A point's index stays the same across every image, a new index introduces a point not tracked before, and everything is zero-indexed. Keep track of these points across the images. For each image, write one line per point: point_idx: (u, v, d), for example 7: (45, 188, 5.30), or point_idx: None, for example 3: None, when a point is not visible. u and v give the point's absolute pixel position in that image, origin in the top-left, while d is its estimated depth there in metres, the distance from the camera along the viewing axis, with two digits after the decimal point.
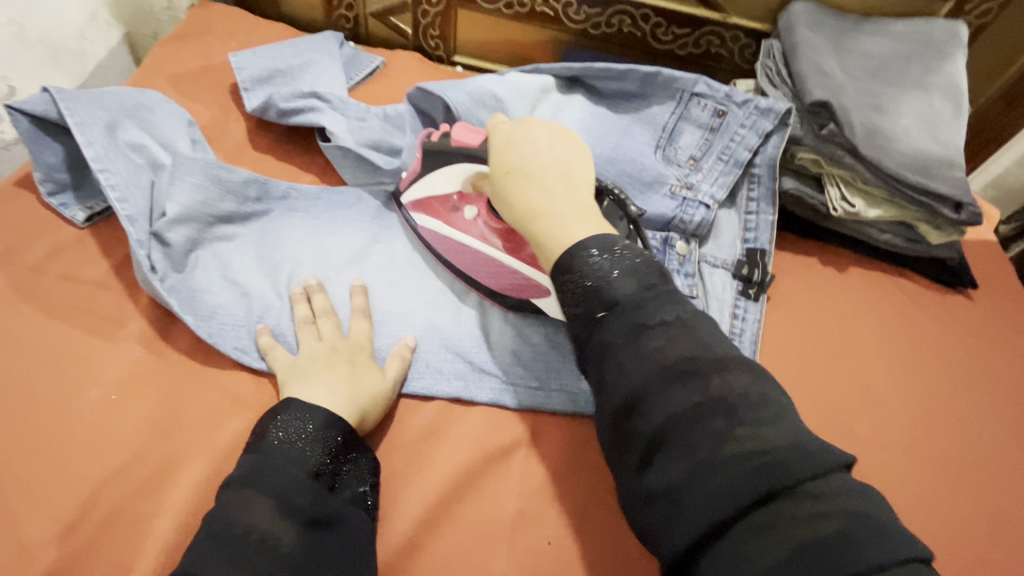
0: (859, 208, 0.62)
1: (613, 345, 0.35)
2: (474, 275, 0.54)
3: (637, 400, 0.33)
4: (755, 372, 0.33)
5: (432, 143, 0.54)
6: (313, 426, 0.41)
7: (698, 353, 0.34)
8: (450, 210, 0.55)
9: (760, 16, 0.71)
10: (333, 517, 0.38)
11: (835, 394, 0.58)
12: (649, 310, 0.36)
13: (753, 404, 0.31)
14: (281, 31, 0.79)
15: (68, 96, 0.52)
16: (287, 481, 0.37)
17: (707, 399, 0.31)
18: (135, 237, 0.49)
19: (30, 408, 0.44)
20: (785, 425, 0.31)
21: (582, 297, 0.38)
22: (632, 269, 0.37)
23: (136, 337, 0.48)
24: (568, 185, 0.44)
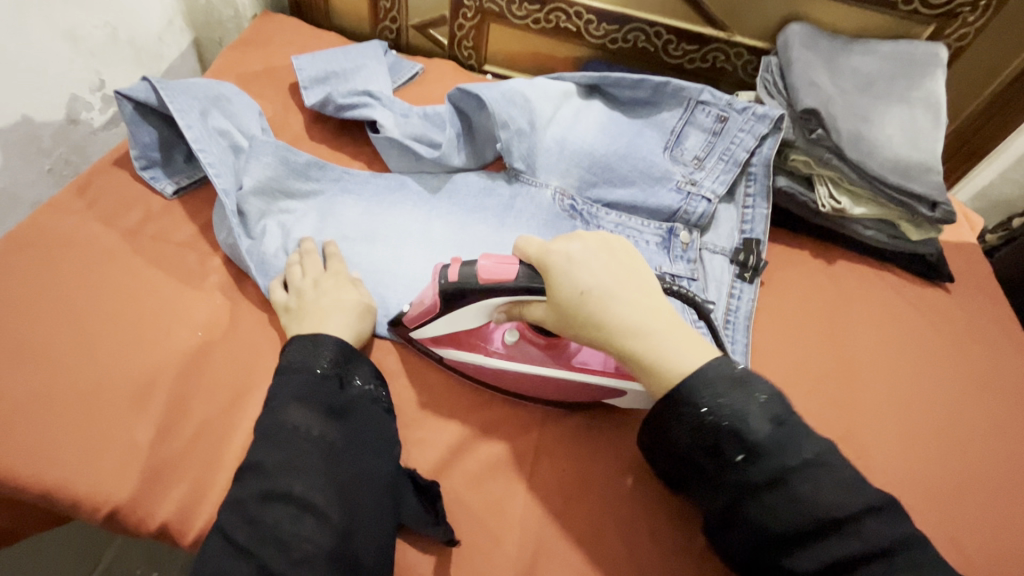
0: (845, 205, 0.69)
1: (756, 490, 0.41)
2: (526, 388, 0.55)
3: (791, 541, 0.41)
4: (883, 509, 0.41)
5: (452, 284, 0.50)
6: (317, 347, 0.49)
7: (840, 499, 0.40)
8: (482, 339, 0.55)
9: (761, 34, 0.80)
10: (344, 409, 0.47)
11: (820, 369, 0.65)
12: (786, 455, 0.41)
13: (890, 537, 0.40)
14: (333, 39, 0.89)
15: (166, 87, 0.61)
16: (298, 385, 0.46)
17: (854, 547, 0.39)
18: (230, 207, 0.59)
19: (131, 338, 0.52)
20: (917, 564, 0.39)
21: (709, 438, 0.42)
22: (769, 412, 0.41)
23: (217, 289, 0.57)
24: (650, 300, 0.45)
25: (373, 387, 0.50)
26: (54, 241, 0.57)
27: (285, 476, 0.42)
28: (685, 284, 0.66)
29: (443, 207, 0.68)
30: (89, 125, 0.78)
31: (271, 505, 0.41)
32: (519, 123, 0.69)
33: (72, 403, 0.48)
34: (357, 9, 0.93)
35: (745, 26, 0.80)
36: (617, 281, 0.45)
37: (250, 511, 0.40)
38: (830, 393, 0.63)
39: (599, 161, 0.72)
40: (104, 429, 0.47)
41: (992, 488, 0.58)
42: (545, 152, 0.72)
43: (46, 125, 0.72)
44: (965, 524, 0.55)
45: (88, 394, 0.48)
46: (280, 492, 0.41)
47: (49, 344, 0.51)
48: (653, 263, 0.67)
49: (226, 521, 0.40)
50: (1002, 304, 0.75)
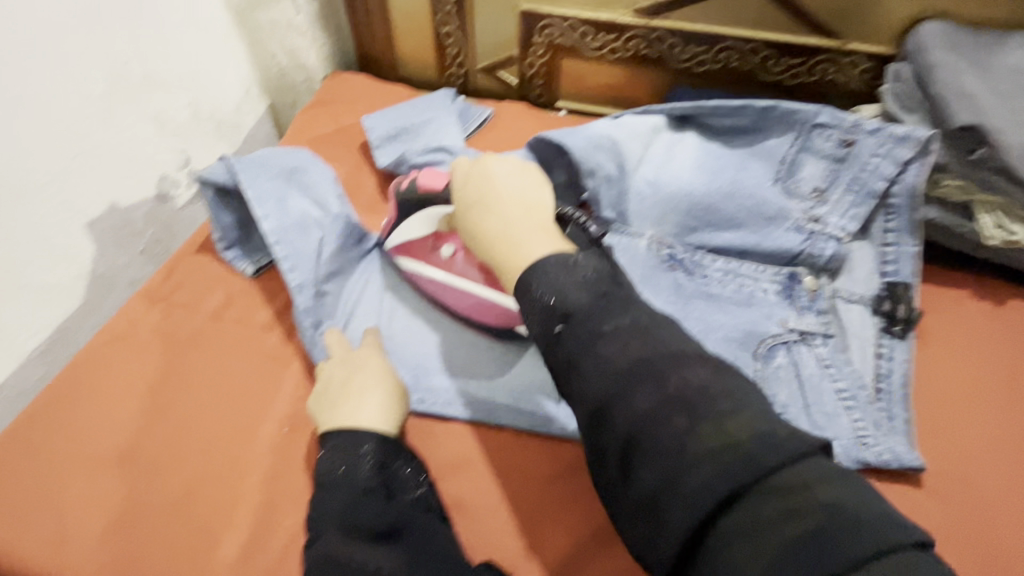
0: (1021, 236, 0.56)
1: (571, 358, 0.36)
2: (471, 311, 0.56)
3: (607, 405, 0.33)
4: (707, 365, 0.34)
5: (401, 191, 0.59)
6: (366, 450, 0.44)
7: (650, 356, 0.34)
8: (429, 250, 0.57)
9: (884, 38, 0.69)
10: (394, 525, 0.40)
11: (1010, 445, 0.51)
12: (601, 321, 0.36)
13: (711, 396, 0.32)
14: (403, 93, 0.87)
15: (244, 169, 0.60)
16: (342, 507, 0.40)
17: (666, 399, 0.32)
18: (303, 305, 0.56)
19: (219, 439, 0.50)
20: (751, 412, 0.31)
21: (539, 314, 0.38)
22: (588, 282, 0.38)
23: (299, 378, 0.54)
24: (526, 213, 0.46)
25: (412, 484, 0.45)
26: (144, 333, 0.57)
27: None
28: (820, 344, 0.56)
29: None
30: (176, 202, 0.79)
31: None
32: (607, 169, 0.63)
33: (164, 516, 0.46)
34: (425, 58, 0.91)
35: (860, 30, 0.69)
36: (507, 188, 0.48)
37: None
38: None
39: (699, 203, 0.63)
40: (196, 547, 0.44)
41: None
42: (636, 196, 0.64)
43: (136, 207, 0.73)
44: None
45: (179, 505, 0.46)
46: None
47: (141, 448, 0.49)
48: (775, 319, 0.58)
49: None
50: None
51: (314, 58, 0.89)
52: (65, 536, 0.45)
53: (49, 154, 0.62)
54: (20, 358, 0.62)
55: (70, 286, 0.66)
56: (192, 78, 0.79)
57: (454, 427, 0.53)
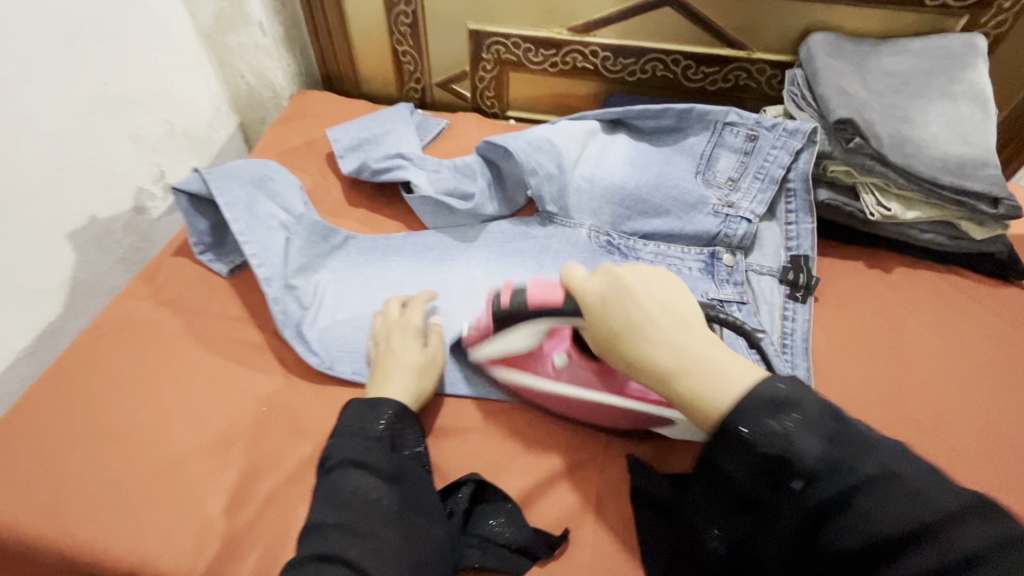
0: (896, 211, 0.66)
1: (821, 516, 0.34)
2: (588, 409, 0.54)
3: (872, 567, 0.33)
4: (985, 513, 0.31)
5: (502, 309, 0.51)
6: (384, 410, 0.50)
7: (915, 515, 0.32)
8: (536, 360, 0.53)
9: (784, 48, 0.80)
10: (397, 472, 0.47)
11: (890, 384, 0.61)
12: (846, 477, 0.34)
13: (1013, 565, 0.30)
14: (365, 107, 0.95)
15: (214, 177, 0.65)
16: (355, 450, 0.47)
17: (957, 571, 0.30)
18: (271, 294, 0.61)
19: (201, 416, 0.55)
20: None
21: (760, 467, 0.36)
22: (817, 429, 0.35)
23: (275, 361, 0.60)
24: (690, 333, 0.42)
25: (414, 447, 0.51)
26: (128, 329, 0.61)
27: (348, 542, 0.42)
28: (736, 310, 0.64)
29: (482, 258, 0.70)
30: (153, 213, 0.85)
31: (325, 565, 0.40)
32: (548, 168, 0.70)
33: (153, 483, 0.51)
34: (384, 75, 0.98)
35: (763, 42, 0.80)
36: (660, 307, 0.43)
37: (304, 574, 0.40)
38: (914, 415, 0.59)
39: (631, 194, 0.72)
40: (183, 507, 0.50)
41: None
42: (575, 191, 0.73)
43: (115, 219, 0.78)
44: None
45: (167, 474, 0.51)
46: (331, 553, 0.41)
47: (129, 428, 0.54)
48: (699, 291, 0.66)
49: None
50: None
51: (280, 77, 0.95)
52: (62, 507, 0.50)
53: (34, 169, 0.67)
54: (9, 360, 0.67)
55: (53, 292, 0.71)
56: (166, 98, 0.85)
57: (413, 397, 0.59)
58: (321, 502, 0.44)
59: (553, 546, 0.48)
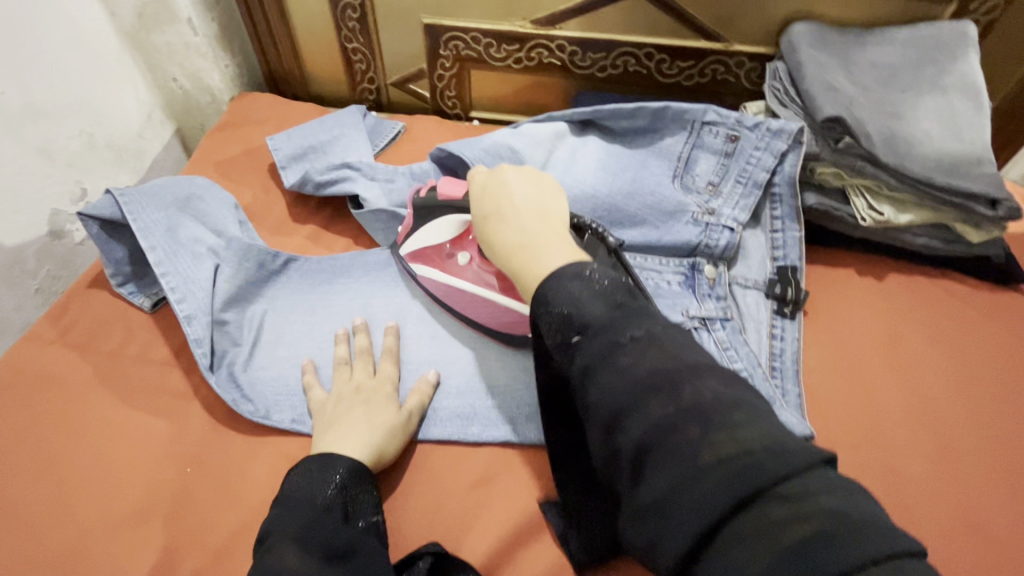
0: (889, 215, 0.61)
1: (586, 367, 0.34)
2: (478, 318, 0.54)
3: (613, 415, 0.32)
4: (725, 378, 0.32)
5: (420, 199, 0.57)
6: (334, 472, 0.42)
7: (666, 364, 0.32)
8: (445, 256, 0.56)
9: (764, 39, 0.74)
10: (348, 548, 0.38)
11: (890, 406, 0.56)
12: (618, 330, 0.34)
13: (726, 407, 0.30)
14: (314, 111, 0.86)
15: (128, 199, 0.57)
16: (298, 524, 0.38)
17: (680, 409, 0.30)
18: (193, 336, 0.53)
19: (114, 482, 0.47)
20: (763, 425, 0.29)
21: (557, 325, 0.36)
22: (603, 292, 0.36)
23: (203, 413, 0.52)
24: (543, 222, 0.45)
25: (374, 516, 0.43)
26: (31, 380, 0.53)
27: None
28: (719, 329, 0.59)
29: None
30: (73, 236, 0.76)
31: None
32: None
33: (56, 572, 0.43)
34: (334, 75, 0.90)
35: (741, 32, 0.74)
36: (523, 200, 0.47)
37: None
38: (916, 439, 0.54)
39: (603, 204, 0.65)
40: None
41: None
42: None
43: (25, 246, 0.69)
44: None
45: (72, 556, 0.44)
46: None
47: (30, 501, 0.46)
48: (679, 308, 0.60)
49: None
50: None
51: (218, 79, 0.87)
52: None
53: None
54: None
55: None
56: (83, 105, 0.76)
57: None
58: None
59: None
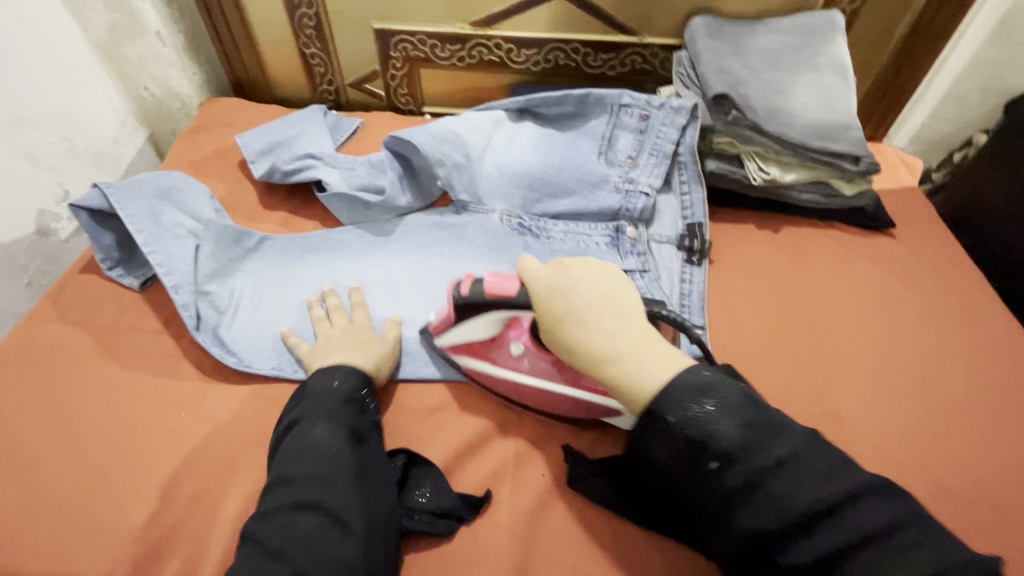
0: (776, 175, 0.73)
1: (737, 495, 0.41)
2: (539, 403, 0.57)
3: (781, 540, 0.39)
4: (875, 495, 0.39)
5: (465, 297, 0.54)
6: (345, 376, 0.54)
7: (822, 492, 0.39)
8: (494, 349, 0.57)
9: (671, 32, 0.85)
10: (361, 429, 0.51)
11: (779, 332, 0.67)
12: (762, 457, 0.40)
13: (886, 529, 0.38)
14: (278, 112, 0.95)
15: (115, 191, 0.65)
16: (323, 409, 0.51)
17: (846, 535, 0.38)
18: (181, 301, 0.61)
19: (118, 429, 0.55)
20: (925, 549, 0.37)
21: (688, 450, 0.42)
22: (735, 415, 0.41)
23: (191, 369, 0.60)
24: (623, 323, 0.47)
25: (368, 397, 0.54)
26: (35, 351, 0.60)
27: (318, 490, 0.46)
28: (638, 278, 0.69)
29: (401, 249, 0.72)
30: (59, 234, 0.82)
31: (301, 513, 0.44)
32: (455, 158, 0.73)
33: (72, 500, 0.51)
34: (295, 79, 0.98)
35: (651, 26, 0.85)
36: (595, 299, 0.48)
37: (282, 519, 0.44)
38: (798, 356, 0.65)
39: (537, 178, 0.75)
40: (101, 519, 0.50)
41: (952, 413, 0.60)
42: (485, 179, 0.76)
43: (15, 243, 0.76)
44: (947, 463, 0.57)
45: (83, 488, 0.51)
46: (306, 501, 0.45)
47: (43, 447, 0.54)
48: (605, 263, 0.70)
49: (259, 533, 0.43)
50: (946, 241, 0.77)
51: (186, 87, 0.94)
52: None
53: None
54: None
55: None
56: (63, 115, 0.82)
57: None
58: (288, 458, 0.48)
59: (477, 507, 0.51)
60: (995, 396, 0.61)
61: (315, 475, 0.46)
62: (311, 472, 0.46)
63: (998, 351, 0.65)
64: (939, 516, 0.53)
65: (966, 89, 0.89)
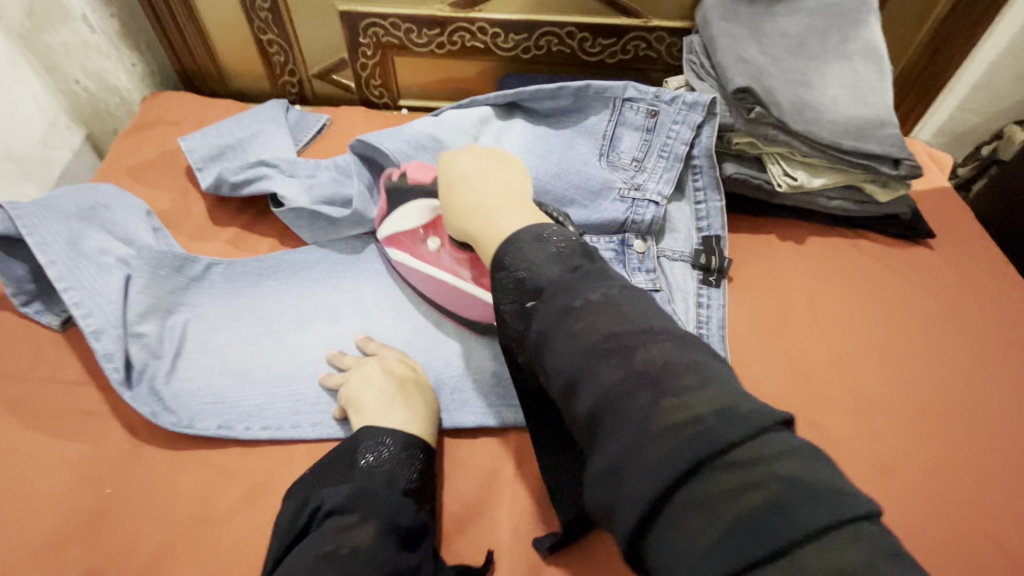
0: (803, 180, 0.64)
1: (540, 333, 0.34)
2: (449, 306, 0.55)
3: (571, 385, 0.31)
4: (681, 343, 0.31)
5: (392, 183, 0.58)
6: (412, 459, 0.44)
7: (621, 327, 0.31)
8: (417, 242, 0.56)
9: (680, 15, 0.75)
10: (419, 532, 0.40)
11: (810, 364, 0.59)
12: (571, 291, 0.33)
13: (678, 367, 0.29)
14: (233, 108, 0.83)
15: (24, 214, 0.53)
16: (386, 500, 0.40)
17: (633, 373, 0.29)
18: (103, 350, 0.50)
19: (29, 514, 0.45)
20: (712, 391, 0.28)
21: (515, 290, 0.36)
22: (558, 257, 0.36)
23: (122, 431, 0.50)
24: (505, 190, 0.44)
25: (416, 482, 0.43)
26: None
27: None
28: None
29: (372, 271, 0.62)
30: None
31: None
32: None
33: None
34: (253, 70, 0.87)
35: (657, 9, 0.75)
36: (484, 171, 0.46)
37: None
38: (831, 391, 0.57)
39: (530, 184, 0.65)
40: None
41: (1009, 459, 0.52)
42: None
43: None
44: (1007, 523, 0.49)
45: None
46: None
47: None
48: None
49: None
50: (988, 250, 0.69)
51: (125, 80, 0.82)
52: None
53: None
54: None
55: None
56: None
57: (294, 449, 0.49)
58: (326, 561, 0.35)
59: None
60: None
61: None
62: None
63: None
64: None
65: (997, 80, 0.80)
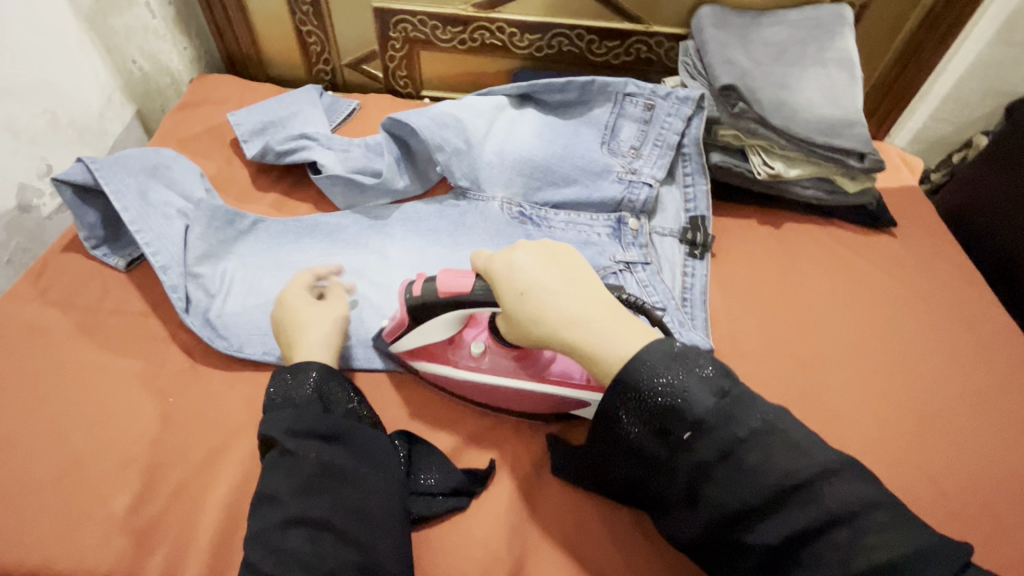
0: (780, 170, 0.72)
1: (707, 468, 0.38)
2: (500, 402, 0.56)
3: (748, 517, 0.37)
4: (853, 474, 0.36)
5: (414, 298, 0.51)
6: (310, 376, 0.48)
7: (796, 466, 0.36)
8: (452, 349, 0.55)
9: (678, 22, 0.84)
10: (334, 431, 0.45)
11: (779, 329, 0.66)
12: (735, 426, 0.37)
13: (865, 506, 0.35)
14: (272, 91, 0.92)
15: (102, 168, 0.62)
16: (287, 418, 0.45)
17: (820, 513, 0.35)
18: (169, 283, 0.59)
19: (103, 413, 0.53)
20: (898, 532, 0.34)
21: (655, 417, 0.39)
22: (713, 384, 0.38)
23: (181, 353, 0.58)
24: (587, 293, 0.44)
25: (317, 392, 0.47)
26: (14, 331, 0.58)
27: (302, 503, 0.41)
28: (640, 271, 0.68)
29: (398, 234, 0.70)
30: (40, 211, 0.80)
31: (293, 531, 0.40)
32: (455, 143, 0.71)
33: (52, 485, 0.49)
34: (291, 57, 0.96)
35: (657, 17, 0.83)
36: (552, 273, 0.45)
37: (271, 540, 0.40)
38: (796, 352, 0.64)
39: (540, 165, 0.74)
40: (83, 504, 0.48)
41: (944, 413, 0.60)
42: (485, 165, 0.74)
43: None
44: (940, 463, 0.57)
45: (64, 473, 0.50)
46: (298, 518, 0.41)
47: (28, 428, 0.52)
48: (608, 255, 0.69)
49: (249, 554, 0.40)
50: (944, 241, 0.77)
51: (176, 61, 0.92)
52: None
53: None
54: None
55: None
56: (47, 86, 0.78)
57: None
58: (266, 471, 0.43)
59: (482, 480, 0.52)
60: (986, 397, 0.62)
61: (288, 492, 0.41)
62: (281, 490, 0.42)
63: (992, 352, 0.66)
64: (927, 511, 0.54)
65: (968, 90, 0.89)
